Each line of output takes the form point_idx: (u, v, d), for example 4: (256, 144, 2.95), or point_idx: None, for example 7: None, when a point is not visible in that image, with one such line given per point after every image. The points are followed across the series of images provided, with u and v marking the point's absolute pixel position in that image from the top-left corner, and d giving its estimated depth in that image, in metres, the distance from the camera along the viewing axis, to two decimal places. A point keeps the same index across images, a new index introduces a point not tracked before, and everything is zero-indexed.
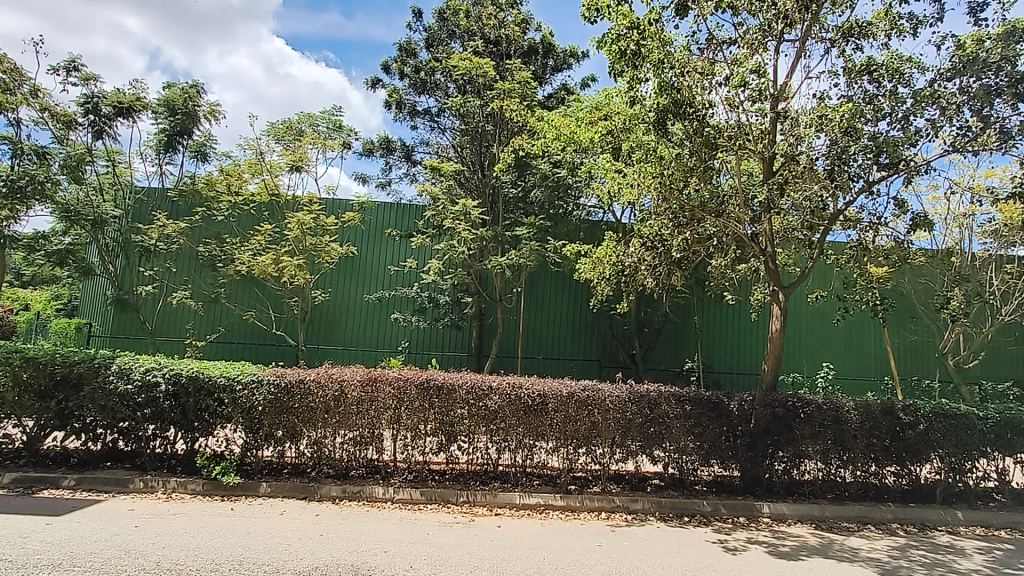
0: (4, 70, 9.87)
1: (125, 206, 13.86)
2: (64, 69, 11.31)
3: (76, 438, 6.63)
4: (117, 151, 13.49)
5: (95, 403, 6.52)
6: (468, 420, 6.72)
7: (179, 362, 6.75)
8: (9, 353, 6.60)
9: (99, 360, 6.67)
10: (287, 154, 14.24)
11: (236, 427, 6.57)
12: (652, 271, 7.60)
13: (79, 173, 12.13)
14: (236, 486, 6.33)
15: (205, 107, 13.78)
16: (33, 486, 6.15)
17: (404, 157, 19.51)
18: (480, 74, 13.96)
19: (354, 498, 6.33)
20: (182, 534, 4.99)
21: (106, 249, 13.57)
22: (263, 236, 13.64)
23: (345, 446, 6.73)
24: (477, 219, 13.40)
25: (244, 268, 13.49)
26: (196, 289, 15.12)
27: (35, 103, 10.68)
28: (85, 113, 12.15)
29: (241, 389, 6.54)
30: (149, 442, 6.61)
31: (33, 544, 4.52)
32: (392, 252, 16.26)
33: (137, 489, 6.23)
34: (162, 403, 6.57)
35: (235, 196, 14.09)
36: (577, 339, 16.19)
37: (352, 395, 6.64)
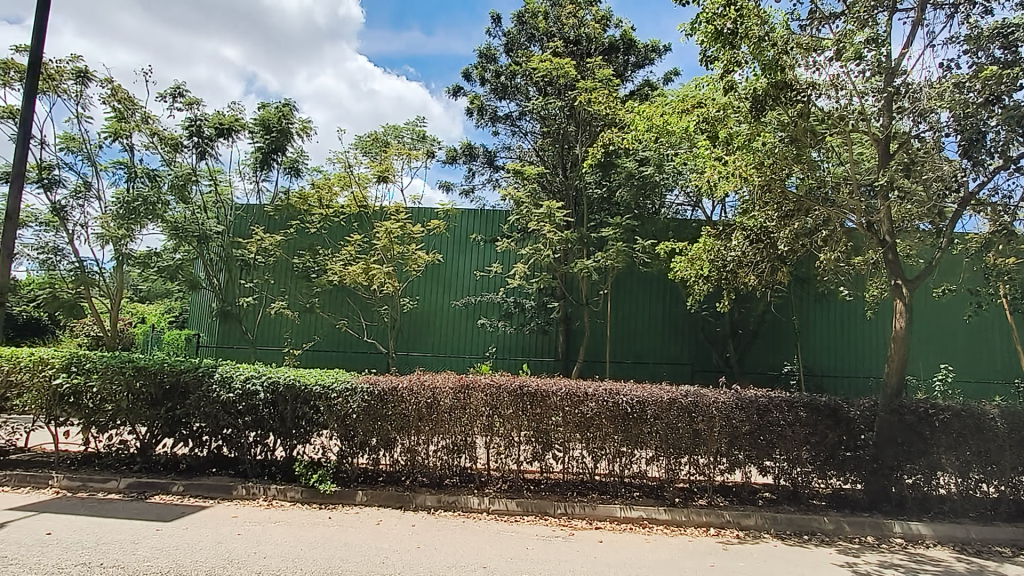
0: (118, 100, 10.92)
1: (228, 223, 14.52)
2: (170, 96, 12.11)
3: (184, 445, 6.99)
4: (219, 171, 14.26)
5: (201, 411, 6.85)
6: (563, 428, 6.57)
7: (276, 370, 6.96)
8: (123, 363, 7.03)
9: (204, 368, 7.00)
10: (375, 165, 14.66)
11: (332, 434, 6.72)
12: (756, 268, 7.20)
13: (186, 193, 13.22)
14: (333, 495, 6.48)
15: (297, 124, 14.41)
16: (145, 492, 6.53)
17: (487, 163, 19.69)
18: (561, 74, 13.91)
19: (449, 508, 6.32)
20: (284, 544, 5.11)
21: (210, 264, 14.35)
22: (353, 246, 14.11)
23: (438, 454, 6.72)
24: (562, 221, 13.26)
25: (336, 277, 14.00)
26: (293, 299, 15.76)
27: (146, 129, 11.54)
28: (190, 135, 13.00)
29: (336, 397, 6.68)
30: (251, 449, 6.87)
31: (144, 551, 4.75)
32: (477, 259, 16.38)
33: (240, 496, 6.48)
34: (261, 410, 6.80)
35: (326, 209, 14.65)
36: (667, 342, 15.71)
37: (445, 402, 6.63)
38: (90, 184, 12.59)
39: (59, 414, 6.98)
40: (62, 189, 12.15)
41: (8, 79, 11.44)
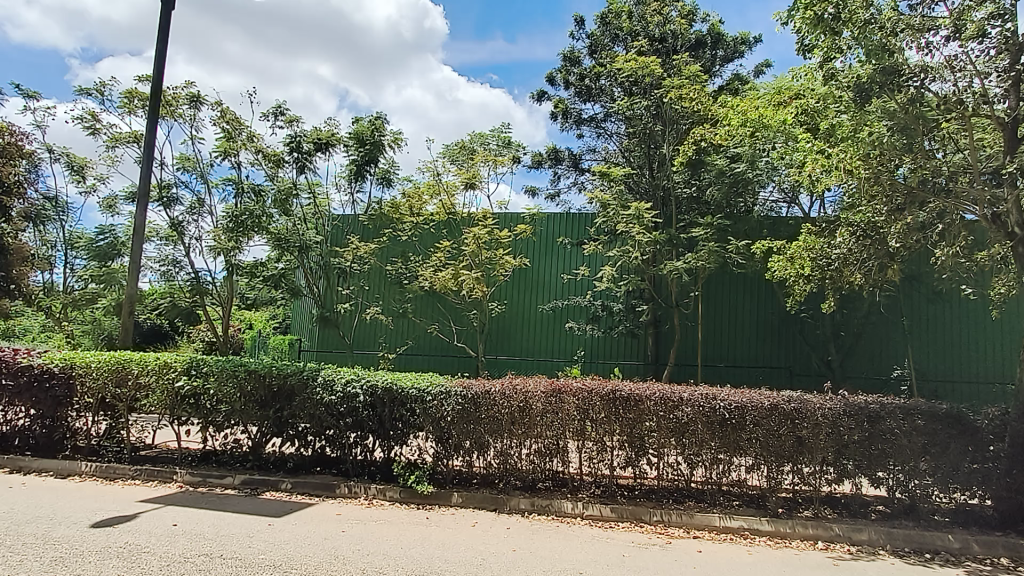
0: (228, 121, 11.76)
1: (326, 234, 15.16)
2: (273, 115, 12.88)
3: (291, 444, 7.38)
4: (317, 184, 14.98)
5: (306, 412, 7.20)
6: (657, 434, 6.44)
7: (374, 374, 7.22)
8: (235, 366, 7.50)
9: (308, 372, 7.36)
10: (462, 173, 14.94)
11: (427, 437, 6.89)
12: (863, 266, 6.78)
13: (288, 205, 14.10)
14: (430, 495, 6.64)
15: (389, 136, 14.95)
16: (258, 488, 6.95)
17: (572, 166, 19.66)
18: (646, 73, 13.69)
19: (543, 512, 6.33)
20: (385, 542, 5.28)
21: (310, 272, 15.03)
22: (442, 252, 14.46)
23: (531, 457, 6.75)
24: (650, 222, 13.02)
25: (427, 283, 14.38)
26: (386, 304, 16.31)
27: (251, 147, 12.28)
28: (291, 151, 13.78)
29: (432, 400, 6.85)
30: (352, 449, 7.16)
31: (258, 544, 5.05)
32: (564, 262, 16.35)
33: (343, 494, 6.77)
34: (361, 412, 7.06)
35: (417, 217, 15.10)
36: (763, 345, 15.07)
37: (537, 406, 6.65)
38: (203, 201, 13.57)
39: (181, 414, 7.54)
40: (180, 206, 13.16)
41: (134, 107, 12.54)
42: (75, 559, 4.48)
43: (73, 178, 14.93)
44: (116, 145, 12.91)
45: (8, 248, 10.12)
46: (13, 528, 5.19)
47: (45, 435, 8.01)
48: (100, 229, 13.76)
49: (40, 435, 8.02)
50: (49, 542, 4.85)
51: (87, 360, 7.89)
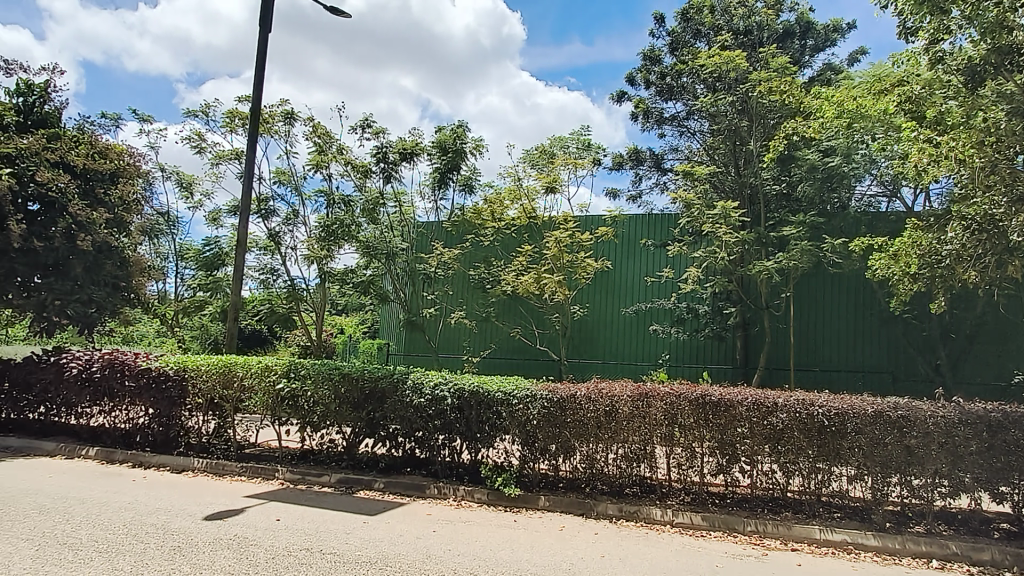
0: (319, 135, 12.36)
1: (412, 240, 15.57)
2: (360, 128, 13.40)
3: (382, 444, 7.63)
4: (402, 192, 15.45)
5: (396, 414, 7.42)
6: (750, 440, 6.21)
7: (461, 377, 7.35)
8: (330, 370, 7.83)
9: (398, 375, 7.58)
10: (542, 177, 14.97)
11: (513, 440, 6.94)
12: (978, 263, 6.27)
13: (375, 214, 14.65)
14: (517, 498, 6.69)
15: (470, 143, 15.23)
16: (352, 487, 7.23)
17: (654, 166, 19.33)
18: (731, 67, 13.28)
19: (631, 518, 6.23)
20: (475, 543, 5.36)
21: (398, 279, 15.47)
22: (524, 257, 14.57)
23: (618, 462, 6.68)
24: (737, 222, 12.60)
25: (509, 287, 14.54)
26: (471, 309, 16.53)
27: (341, 159, 12.80)
28: (377, 162, 14.29)
29: (517, 403, 6.89)
30: (440, 451, 7.32)
31: (355, 541, 5.24)
32: (647, 265, 16.07)
33: (432, 494, 6.92)
34: (449, 415, 7.20)
35: (499, 222, 15.29)
36: (863, 349, 14.25)
37: (623, 410, 6.56)
38: (297, 212, 14.28)
39: (281, 415, 7.95)
40: (276, 218, 13.91)
41: (235, 125, 13.37)
42: (191, 549, 4.81)
43: (182, 195, 16.08)
44: (220, 162, 13.81)
45: (129, 260, 11.04)
46: (137, 518, 5.64)
47: (162, 433, 8.65)
48: (206, 241, 14.74)
49: (157, 433, 8.68)
50: (168, 532, 5.24)
51: (197, 363, 8.46)
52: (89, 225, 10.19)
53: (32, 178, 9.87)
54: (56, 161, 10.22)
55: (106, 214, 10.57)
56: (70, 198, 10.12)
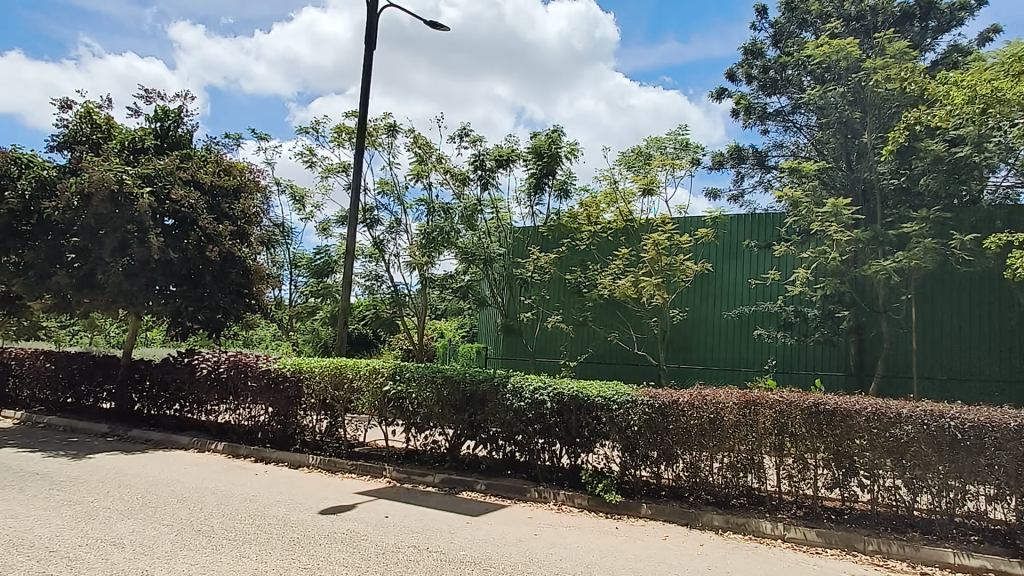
0: (420, 146, 12.82)
1: (509, 246, 15.78)
2: (459, 137, 13.76)
3: (483, 447, 7.75)
4: (499, 199, 15.71)
5: (497, 417, 7.52)
6: (871, 453, 5.81)
7: (560, 382, 7.35)
8: (433, 373, 8.07)
9: (498, 378, 7.69)
10: (639, 179, 14.71)
11: (614, 445, 6.86)
12: None
13: (473, 221, 15.01)
14: (618, 505, 6.60)
15: (565, 148, 15.27)
16: (455, 487, 7.41)
17: (757, 164, 18.57)
18: (842, 56, 12.55)
19: (739, 531, 5.99)
20: (577, 549, 5.34)
21: (495, 284, 15.74)
22: (621, 260, 14.42)
23: (723, 472, 6.44)
24: (850, 220, 11.87)
25: (606, 291, 14.43)
26: (567, 313, 16.32)
27: (440, 168, 13.17)
28: (475, 169, 14.61)
29: (618, 409, 6.80)
30: (540, 454, 7.35)
31: (459, 540, 5.37)
32: (751, 267, 15.42)
33: (533, 498, 6.97)
34: (549, 419, 7.21)
35: (595, 226, 15.37)
36: (999, 356, 13.01)
37: (729, 418, 6.33)
38: (400, 220, 14.85)
39: (388, 415, 8.27)
40: (381, 226, 14.52)
41: (343, 140, 14.11)
42: (309, 541, 5.10)
43: (296, 207, 17.14)
44: (329, 175, 14.61)
45: (250, 269, 11.83)
46: (260, 509, 6.06)
47: (280, 430, 9.25)
48: (317, 250, 15.62)
49: (276, 430, 9.28)
50: (288, 524, 5.59)
51: (311, 366, 8.98)
52: (216, 237, 11.09)
53: (168, 195, 10.87)
54: (188, 179, 11.20)
55: (230, 226, 11.41)
56: (200, 213, 11.05)
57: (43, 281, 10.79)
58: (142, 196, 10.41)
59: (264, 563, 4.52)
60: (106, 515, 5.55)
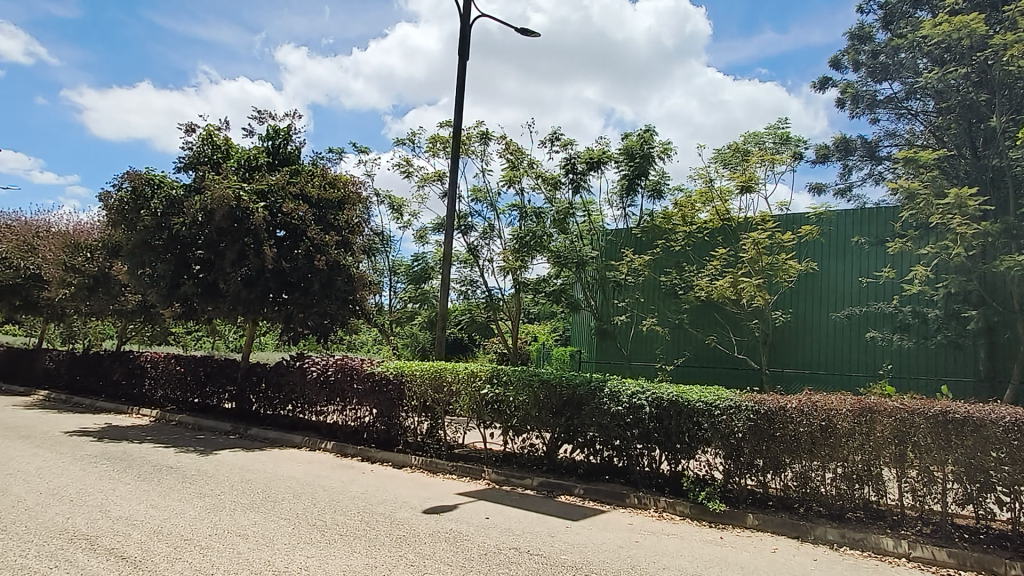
0: (512, 152, 12.98)
1: (602, 248, 15.77)
2: (549, 141, 13.82)
3: (580, 451, 7.71)
4: (591, 202, 15.64)
5: (594, 421, 7.47)
6: (1010, 467, 5.31)
7: (659, 386, 7.20)
8: (530, 377, 8.12)
9: (595, 382, 7.64)
10: (736, 176, 14.18)
11: (716, 452, 6.64)
12: None
13: (565, 224, 15.05)
14: (723, 514, 6.38)
15: (658, 147, 15.00)
16: (554, 491, 7.42)
17: (867, 155, 17.41)
18: (965, 34, 11.55)
19: (857, 547, 5.63)
20: (680, 557, 5.20)
21: (589, 287, 15.66)
22: (719, 261, 13.97)
23: (838, 483, 6.09)
24: (977, 211, 10.89)
25: (703, 293, 14.01)
26: (662, 316, 16.10)
27: (532, 173, 13.26)
28: (566, 173, 14.61)
29: (720, 415, 6.59)
30: (639, 460, 7.23)
31: (560, 544, 5.37)
32: (862, 264, 14.49)
33: (633, 504, 6.86)
34: (647, 424, 7.08)
35: (690, 226, 14.94)
36: None
37: (842, 426, 5.98)
38: (493, 226, 15.08)
39: (486, 418, 8.40)
40: (475, 232, 14.81)
41: (437, 149, 14.51)
42: (414, 539, 5.27)
43: (394, 216, 17.78)
44: (425, 184, 15.07)
45: (354, 276, 12.33)
46: (368, 507, 6.32)
47: (384, 431, 9.61)
48: (415, 257, 16.14)
49: (380, 431, 9.66)
50: (395, 522, 5.80)
51: (412, 369, 9.28)
52: (323, 247, 11.72)
53: (280, 209, 11.60)
54: (297, 194, 11.90)
55: (335, 236, 11.99)
56: (308, 225, 11.71)
57: (173, 291, 11.80)
58: (257, 210, 11.17)
59: (374, 558, 4.72)
60: (232, 507, 5.98)
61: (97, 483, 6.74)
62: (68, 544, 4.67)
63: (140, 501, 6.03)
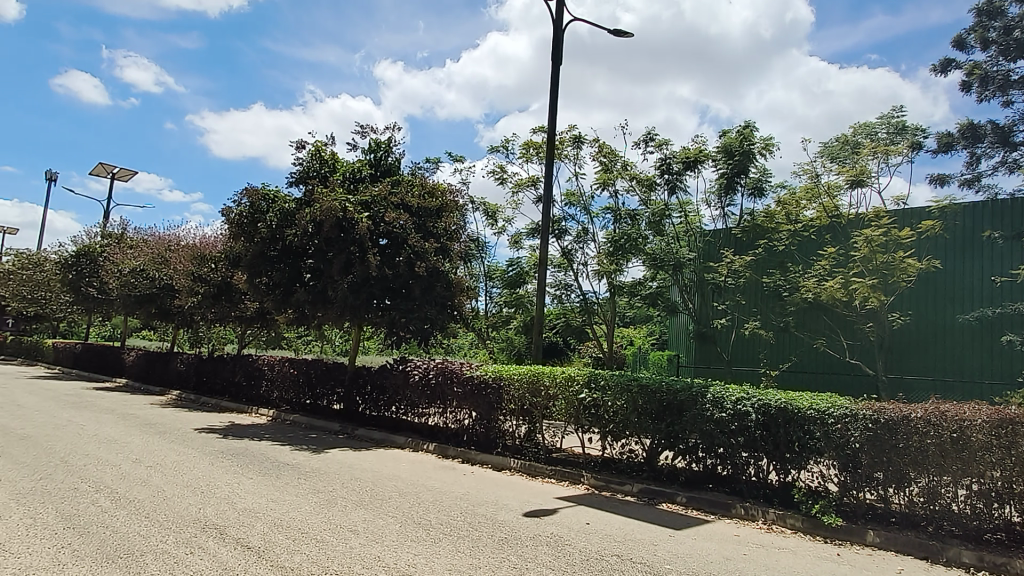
0: (605, 154, 12.89)
1: (700, 250, 15.31)
2: (644, 142, 13.60)
3: (682, 458, 7.50)
4: (688, 202, 15.25)
5: (696, 428, 7.24)
6: None
7: (766, 392, 6.90)
8: (628, 381, 8.00)
9: (696, 388, 7.42)
10: (846, 170, 13.38)
11: (830, 463, 6.27)
12: None
13: (661, 226, 14.76)
14: (840, 530, 6.01)
15: (759, 143, 14.40)
16: (655, 498, 7.27)
17: (998, 142, 15.90)
18: None
19: (997, 572, 5.14)
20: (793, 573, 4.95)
21: (686, 289, 15.25)
22: (827, 260, 13.25)
23: (972, 501, 5.61)
24: None
25: (810, 295, 13.38)
26: (766, 319, 15.52)
27: (626, 175, 13.09)
28: (662, 174, 14.31)
29: (834, 423, 6.22)
30: (745, 469, 6.94)
31: (663, 553, 5.25)
32: (995, 261, 13.30)
33: (739, 515, 6.60)
34: (754, 432, 6.79)
35: (796, 224, 14.35)
36: None
37: (978, 439, 5.49)
38: (587, 230, 15.00)
39: (584, 423, 8.35)
40: (569, 236, 14.80)
41: (530, 155, 14.63)
42: (516, 541, 5.32)
43: (489, 222, 18.07)
44: (519, 190, 15.23)
45: (453, 282, 12.65)
46: (471, 507, 6.45)
47: (483, 433, 9.76)
48: (509, 262, 16.35)
49: (480, 433, 9.82)
50: (496, 523, 5.88)
51: (510, 373, 9.38)
52: (423, 254, 12.11)
53: (382, 218, 12.10)
54: (398, 204, 12.37)
55: (434, 244, 12.34)
56: (409, 233, 12.13)
57: (287, 298, 12.59)
58: (361, 220, 11.70)
59: (477, 559, 4.80)
60: (343, 504, 6.28)
61: (224, 477, 7.28)
62: (200, 532, 5.08)
63: (261, 495, 6.46)
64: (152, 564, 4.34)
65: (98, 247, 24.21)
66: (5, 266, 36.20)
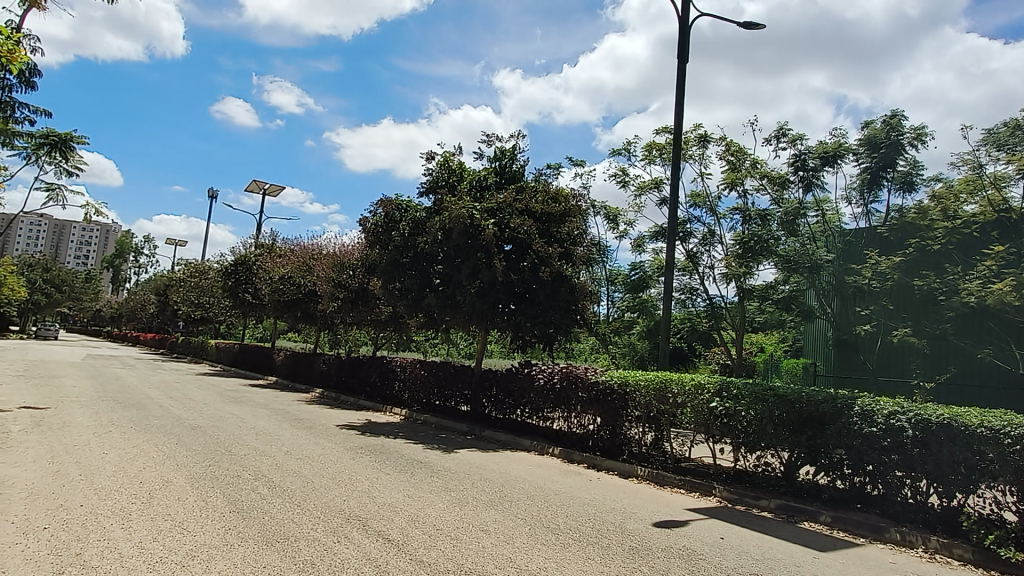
0: (733, 153, 12.39)
1: (839, 250, 14.56)
2: (775, 138, 12.87)
3: (825, 475, 7.00)
4: (826, 200, 14.32)
5: (842, 442, 6.74)
6: None
7: (924, 406, 6.30)
8: (764, 391, 7.58)
9: (841, 400, 6.90)
10: (1017, 159, 12.10)
11: (1007, 488, 5.58)
12: None
13: (795, 226, 13.94)
14: (1020, 564, 5.36)
15: (910, 133, 13.22)
16: (795, 516, 6.85)
17: None
18: None
19: None
20: None
21: (824, 294, 14.44)
22: (994, 260, 11.93)
23: None
24: None
25: (973, 300, 12.13)
26: (919, 326, 14.07)
27: (756, 173, 12.45)
28: (796, 171, 13.47)
29: (1012, 444, 5.52)
30: (900, 489, 6.37)
31: None
32: None
33: (894, 540, 6.05)
34: (910, 450, 6.20)
35: (954, 221, 13.18)
36: None
37: None
38: (714, 232, 14.45)
39: (715, 433, 8.01)
40: (694, 239, 14.34)
41: (653, 157, 14.35)
42: (648, 552, 5.20)
43: (610, 226, 17.93)
44: (641, 193, 14.98)
45: (576, 287, 12.58)
46: (599, 514, 6.42)
47: (609, 439, 9.65)
48: (632, 266, 16.15)
49: (606, 439, 9.72)
50: (625, 532, 5.78)
51: (635, 380, 9.22)
52: (547, 259, 12.21)
53: (507, 225, 12.35)
54: (523, 209, 12.56)
55: (558, 248, 12.43)
56: (533, 238, 12.25)
57: (418, 302, 13.19)
58: (487, 227, 11.96)
59: (608, 567, 4.75)
60: (474, 503, 6.45)
61: (364, 471, 7.74)
62: (346, 522, 5.43)
63: (398, 490, 6.80)
64: (306, 549, 4.70)
65: (252, 256, 26.62)
66: (177, 275, 40.71)
